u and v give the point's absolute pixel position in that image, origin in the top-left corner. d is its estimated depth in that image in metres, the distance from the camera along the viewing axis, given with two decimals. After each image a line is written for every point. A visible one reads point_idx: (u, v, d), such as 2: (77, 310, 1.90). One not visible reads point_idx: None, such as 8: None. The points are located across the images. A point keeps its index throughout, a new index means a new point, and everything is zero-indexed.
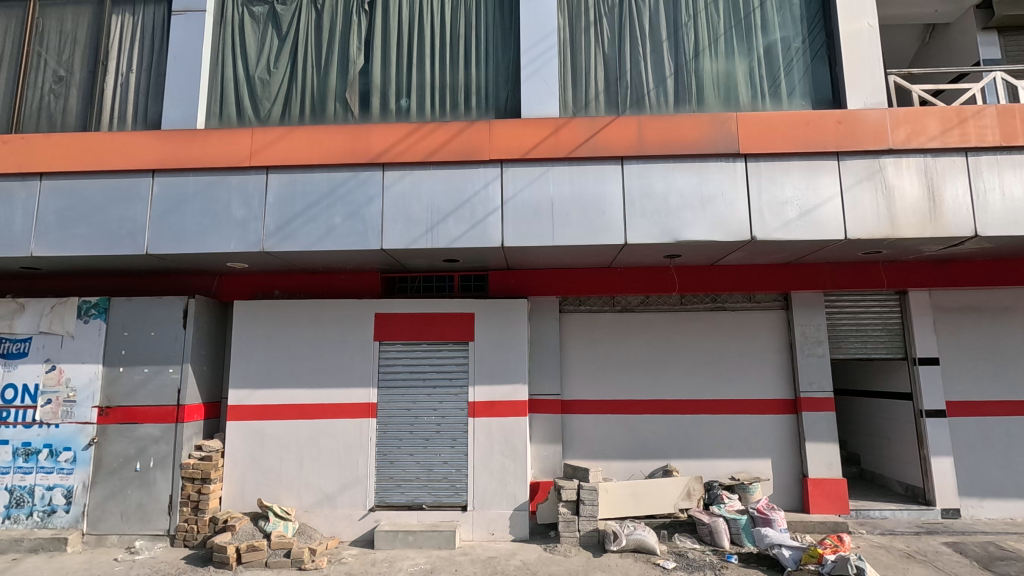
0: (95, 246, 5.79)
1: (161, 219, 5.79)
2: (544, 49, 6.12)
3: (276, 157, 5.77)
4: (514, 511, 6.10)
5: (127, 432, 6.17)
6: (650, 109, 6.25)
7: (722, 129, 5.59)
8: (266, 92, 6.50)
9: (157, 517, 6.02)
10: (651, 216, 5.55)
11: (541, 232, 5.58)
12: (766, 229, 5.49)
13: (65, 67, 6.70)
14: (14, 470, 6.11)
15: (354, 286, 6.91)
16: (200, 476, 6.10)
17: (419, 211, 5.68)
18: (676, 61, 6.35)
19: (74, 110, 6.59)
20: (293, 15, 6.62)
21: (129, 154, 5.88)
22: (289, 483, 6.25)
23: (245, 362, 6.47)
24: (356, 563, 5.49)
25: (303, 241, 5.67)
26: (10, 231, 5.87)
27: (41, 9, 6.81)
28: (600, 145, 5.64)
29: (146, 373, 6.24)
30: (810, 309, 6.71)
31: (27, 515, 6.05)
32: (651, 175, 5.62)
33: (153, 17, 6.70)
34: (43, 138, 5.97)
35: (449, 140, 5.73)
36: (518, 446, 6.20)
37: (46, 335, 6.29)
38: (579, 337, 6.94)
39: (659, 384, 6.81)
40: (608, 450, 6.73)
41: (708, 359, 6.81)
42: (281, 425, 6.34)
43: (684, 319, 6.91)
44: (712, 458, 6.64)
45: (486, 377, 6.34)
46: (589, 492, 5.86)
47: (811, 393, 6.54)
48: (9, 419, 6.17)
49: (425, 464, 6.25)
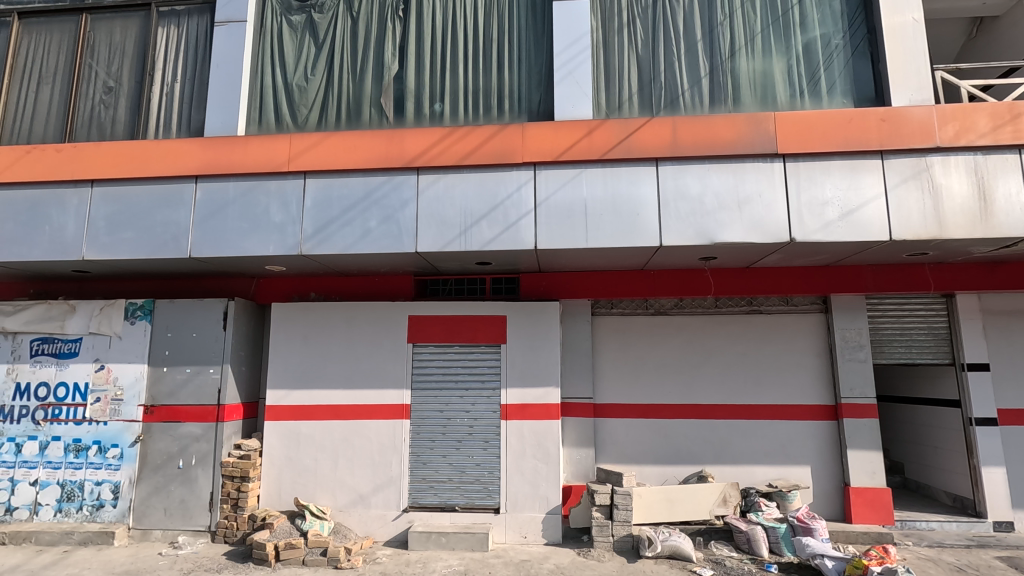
0: (142, 249, 6.00)
1: (204, 223, 5.96)
2: (577, 52, 6.11)
3: (313, 162, 5.90)
4: (547, 514, 6.08)
5: (170, 430, 6.36)
6: (685, 110, 6.18)
7: (759, 129, 5.49)
8: (303, 99, 6.64)
9: (198, 513, 6.19)
10: (686, 218, 5.48)
11: (574, 235, 5.56)
12: (806, 230, 5.36)
13: (114, 78, 6.97)
14: (65, 466, 6.35)
15: (387, 288, 7.00)
16: (240, 475, 6.23)
17: (452, 214, 5.72)
18: (711, 60, 6.27)
19: (122, 120, 6.84)
20: (329, 23, 6.76)
21: (174, 161, 6.07)
22: (324, 483, 6.35)
23: (282, 363, 6.61)
24: (390, 563, 5.54)
25: (339, 244, 5.76)
26: (62, 236, 6.12)
27: (91, 24, 7.11)
28: (635, 146, 5.61)
29: (188, 373, 6.43)
30: (851, 312, 6.52)
31: (77, 509, 6.29)
32: (687, 176, 5.55)
33: (197, 28, 6.92)
34: (94, 146, 6.22)
35: (483, 143, 5.76)
36: (551, 449, 6.18)
37: (95, 335, 6.54)
38: (612, 341, 6.89)
39: (694, 388, 6.70)
40: (641, 455, 6.65)
41: (744, 363, 6.68)
42: (317, 425, 6.46)
43: (718, 322, 6.80)
44: (748, 464, 6.51)
45: (518, 379, 6.34)
46: (623, 496, 5.80)
47: (852, 399, 6.35)
48: (60, 416, 6.42)
49: (457, 465, 6.28)
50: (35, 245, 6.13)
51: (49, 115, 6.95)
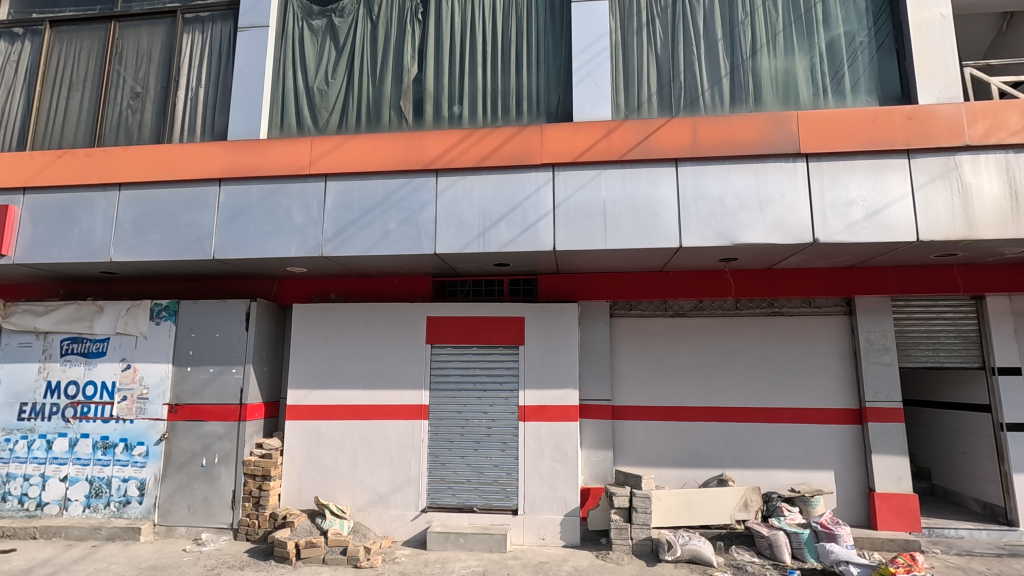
0: (167, 251, 6.12)
1: (227, 226, 6.07)
2: (596, 53, 6.09)
3: (334, 164, 5.96)
4: (565, 516, 6.06)
5: (194, 429, 6.47)
6: (705, 110, 6.12)
7: (781, 128, 5.42)
8: (324, 103, 6.72)
9: (221, 511, 6.30)
10: (706, 218, 5.43)
11: (592, 237, 5.55)
12: (829, 231, 5.27)
13: (141, 84, 7.13)
14: (93, 462, 6.50)
15: (406, 289, 7.04)
16: (261, 473, 6.32)
17: (471, 216, 5.74)
18: (732, 60, 6.20)
19: (148, 124, 6.99)
20: (349, 27, 6.83)
21: (198, 164, 6.19)
22: (344, 483, 6.41)
23: (303, 363, 6.69)
24: (409, 562, 5.57)
25: (359, 246, 5.82)
26: (91, 238, 6.27)
27: (120, 31, 7.29)
28: (654, 147, 5.57)
29: (211, 372, 6.55)
30: (876, 314, 6.38)
31: (104, 505, 6.43)
32: (707, 176, 5.50)
33: (221, 33, 7.05)
34: (122, 150, 6.37)
35: (501, 145, 5.77)
36: (569, 451, 6.16)
37: (122, 335, 6.69)
38: (630, 343, 6.84)
39: (714, 391, 6.63)
40: (660, 457, 6.59)
41: (765, 366, 6.59)
42: (337, 425, 6.52)
43: (739, 324, 6.71)
44: (770, 469, 6.41)
45: (536, 381, 6.34)
46: (642, 499, 5.76)
47: (877, 403, 6.22)
48: (89, 414, 6.57)
49: (475, 466, 6.30)
50: (66, 247, 6.29)
51: (78, 120, 7.12)
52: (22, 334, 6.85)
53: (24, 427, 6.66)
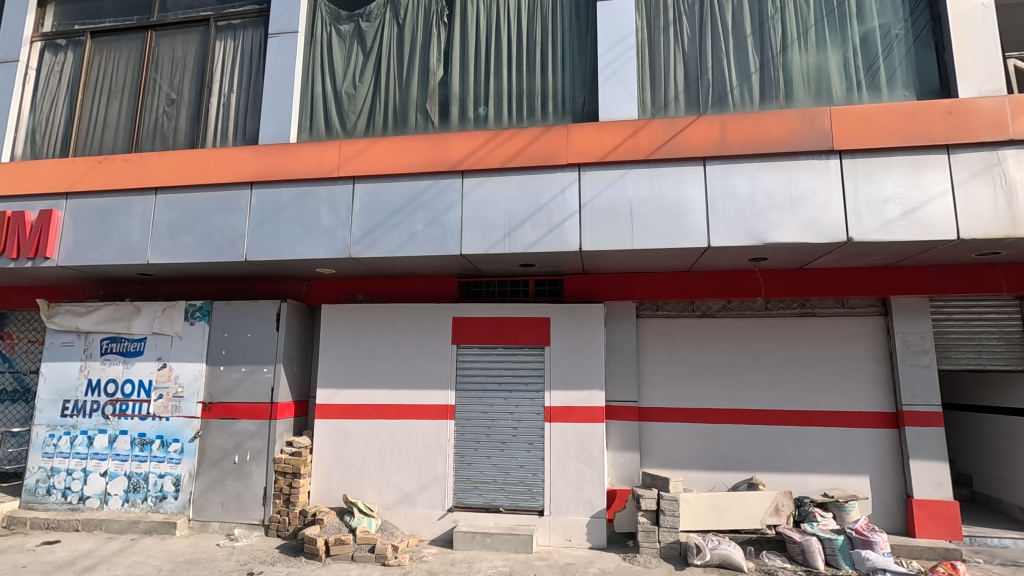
0: (201, 253, 6.28)
1: (259, 228, 6.19)
2: (622, 51, 6.05)
3: (361, 167, 6.04)
4: (591, 518, 6.03)
5: (226, 426, 6.63)
6: (734, 107, 6.02)
7: (813, 125, 5.31)
8: (352, 106, 6.81)
9: (253, 507, 6.44)
10: (735, 217, 5.33)
11: (619, 237, 5.50)
12: (863, 230, 5.13)
13: (176, 90, 7.34)
14: (131, 458, 6.70)
15: (432, 290, 7.10)
16: (291, 471, 6.44)
17: (497, 217, 5.75)
18: (762, 55, 6.09)
19: (183, 130, 7.19)
20: (376, 31, 6.92)
21: (231, 168, 6.35)
22: (371, 481, 6.49)
23: (332, 363, 6.79)
24: (436, 562, 5.60)
25: (386, 247, 5.89)
26: (129, 241, 6.47)
27: (156, 40, 7.52)
28: (681, 146, 5.50)
29: (243, 372, 6.70)
30: (913, 315, 6.19)
31: (142, 499, 6.62)
32: (736, 175, 5.41)
33: (252, 40, 7.21)
34: (158, 156, 6.56)
35: (527, 146, 5.78)
36: (595, 452, 6.13)
37: (158, 335, 6.89)
38: (657, 344, 6.77)
39: (743, 393, 6.51)
40: (688, 460, 6.51)
41: (797, 367, 6.45)
42: (364, 424, 6.60)
43: (769, 325, 6.59)
44: (802, 473, 6.28)
45: (562, 381, 6.32)
46: (669, 502, 5.70)
47: (915, 406, 6.03)
48: (127, 411, 6.78)
49: (502, 467, 6.31)
50: (105, 250, 6.50)
51: (117, 127, 7.36)
52: (65, 334, 7.11)
53: (67, 423, 6.90)
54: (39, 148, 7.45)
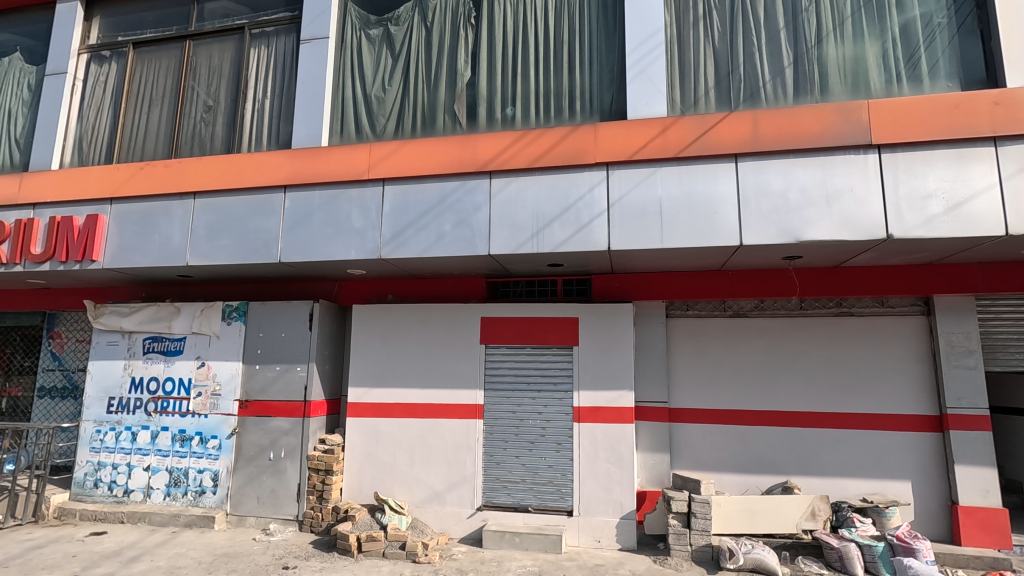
0: (237, 255, 6.46)
1: (292, 230, 6.34)
2: (651, 48, 5.98)
3: (391, 169, 6.13)
4: (621, 519, 5.98)
5: (262, 424, 6.80)
6: (767, 102, 5.90)
7: (849, 119, 5.16)
8: (381, 109, 6.91)
9: (287, 503, 6.58)
10: (769, 215, 5.22)
11: (648, 236, 5.45)
12: (904, 226, 4.95)
13: (213, 97, 7.57)
14: (172, 454, 6.94)
15: (460, 290, 7.15)
16: (324, 468, 6.55)
17: (525, 217, 5.75)
18: (796, 48, 5.95)
19: (219, 136, 7.40)
20: (405, 35, 7.01)
21: (266, 172, 6.52)
22: (402, 479, 6.57)
23: (362, 362, 6.91)
24: (465, 560, 5.65)
25: (416, 248, 5.95)
26: (169, 244, 6.70)
27: (194, 49, 7.77)
28: (712, 143, 5.42)
29: (278, 371, 6.86)
30: (958, 314, 5.95)
31: (182, 493, 6.85)
32: (769, 171, 5.29)
33: (285, 47, 7.38)
34: (196, 162, 6.78)
35: (554, 145, 5.77)
36: (625, 453, 6.08)
37: (197, 335, 7.12)
38: (687, 344, 6.68)
39: (777, 395, 6.37)
40: (719, 462, 6.41)
41: (833, 368, 6.28)
42: (395, 422, 6.69)
43: (804, 325, 6.43)
44: (839, 477, 6.11)
45: (591, 382, 6.28)
46: (701, 504, 5.62)
47: (960, 410, 5.80)
48: (168, 408, 7.02)
49: (530, 466, 6.31)
50: (147, 253, 6.75)
51: (158, 135, 7.63)
52: (110, 333, 7.40)
53: (112, 419, 7.19)
54: (85, 155, 7.77)
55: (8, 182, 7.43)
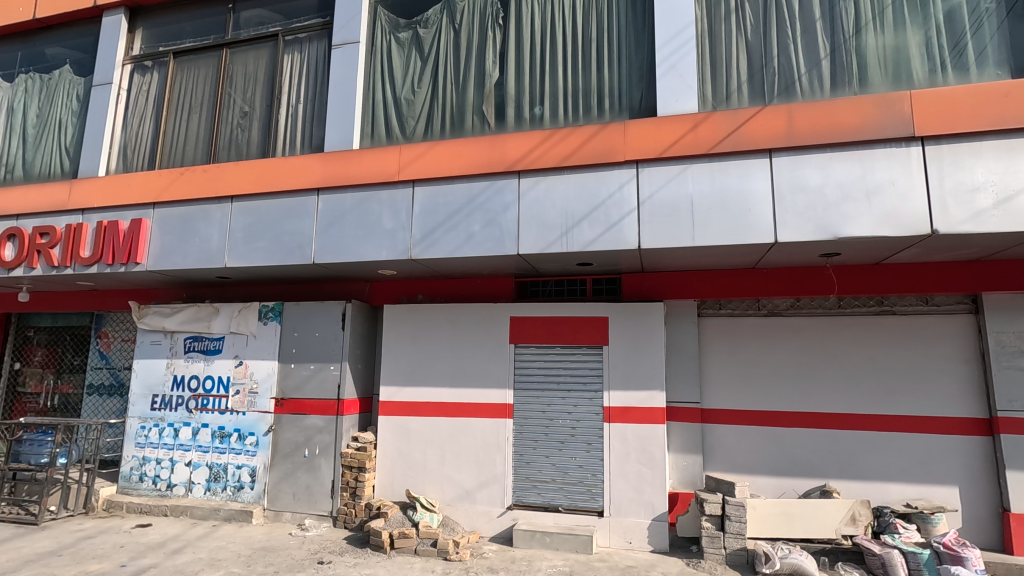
0: (273, 257, 6.62)
1: (325, 232, 6.47)
2: (681, 44, 5.90)
3: (421, 171, 6.20)
4: (653, 521, 5.92)
5: (297, 421, 6.96)
6: (802, 95, 5.75)
7: (890, 111, 4.99)
8: (411, 111, 7.00)
9: (322, 499, 6.73)
10: (805, 212, 5.08)
11: (679, 234, 5.37)
12: (950, 221, 4.75)
13: (249, 103, 7.78)
14: (212, 450, 7.16)
15: (489, 289, 7.18)
16: (357, 465, 6.70)
17: (554, 216, 5.74)
18: (833, 39, 5.78)
19: (255, 140, 7.60)
20: (433, 37, 7.07)
21: (299, 175, 6.67)
22: (433, 477, 6.64)
23: (394, 361, 7.00)
24: (496, 558, 5.67)
25: (445, 248, 6.00)
26: (208, 246, 6.92)
27: (231, 56, 8.00)
28: (744, 138, 5.31)
29: (312, 369, 7.01)
30: (1009, 313, 5.68)
31: (222, 488, 7.07)
32: (806, 167, 5.15)
33: (318, 52, 7.54)
34: (234, 167, 6.99)
35: (583, 144, 5.75)
36: (656, 454, 6.01)
37: (235, 335, 7.34)
38: (720, 344, 6.56)
39: (814, 396, 6.20)
40: (754, 465, 6.28)
41: (874, 369, 6.08)
42: (425, 421, 6.76)
43: (842, 324, 6.24)
44: (881, 481, 5.91)
45: (621, 382, 6.23)
46: (735, 507, 5.51)
47: (1011, 412, 5.54)
48: (209, 406, 7.26)
49: (561, 466, 6.30)
50: (187, 255, 6.98)
51: (197, 140, 7.88)
52: (154, 333, 7.69)
53: (156, 416, 7.46)
54: (129, 162, 8.09)
55: (59, 189, 7.77)
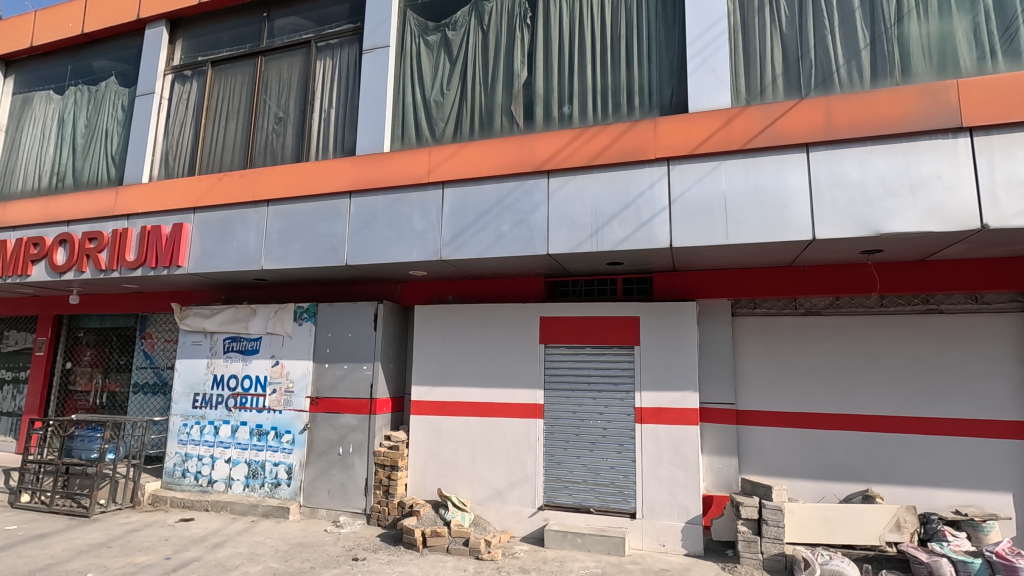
0: (307, 259, 6.77)
1: (357, 234, 6.58)
2: (712, 38, 5.78)
3: (450, 172, 6.25)
4: (687, 524, 5.83)
5: (331, 420, 7.10)
6: (840, 87, 5.57)
7: (935, 101, 4.79)
8: (440, 114, 7.06)
9: (355, 497, 6.84)
10: (845, 207, 4.92)
11: (712, 232, 5.27)
12: (1001, 215, 4.54)
13: (283, 109, 7.97)
14: (250, 447, 7.36)
15: (519, 289, 7.19)
16: (390, 464, 6.78)
17: (584, 215, 5.71)
18: (873, 28, 5.58)
19: (289, 145, 7.78)
20: (462, 39, 7.11)
21: (332, 179, 6.81)
22: (464, 476, 6.68)
23: (425, 362, 7.07)
24: (528, 558, 5.66)
25: (475, 249, 6.03)
26: (246, 249, 7.12)
27: (266, 64, 8.21)
28: (780, 133, 5.18)
29: (345, 369, 7.14)
30: None
31: (260, 485, 7.26)
32: (845, 161, 4.99)
33: (349, 57, 7.67)
34: (270, 171, 7.17)
35: (612, 143, 5.70)
36: (689, 456, 5.91)
37: (272, 335, 7.53)
38: (755, 343, 6.41)
39: (856, 398, 6.00)
40: (791, 468, 6.11)
41: (919, 370, 5.85)
42: (456, 421, 6.81)
43: (884, 324, 6.03)
44: (928, 486, 5.69)
45: (653, 382, 6.15)
46: (773, 512, 5.38)
47: None
48: (247, 404, 7.46)
49: (592, 467, 6.25)
50: (226, 258, 7.19)
51: (234, 146, 8.11)
52: (195, 334, 7.95)
53: (197, 414, 7.71)
54: (171, 168, 8.38)
55: (106, 196, 8.11)
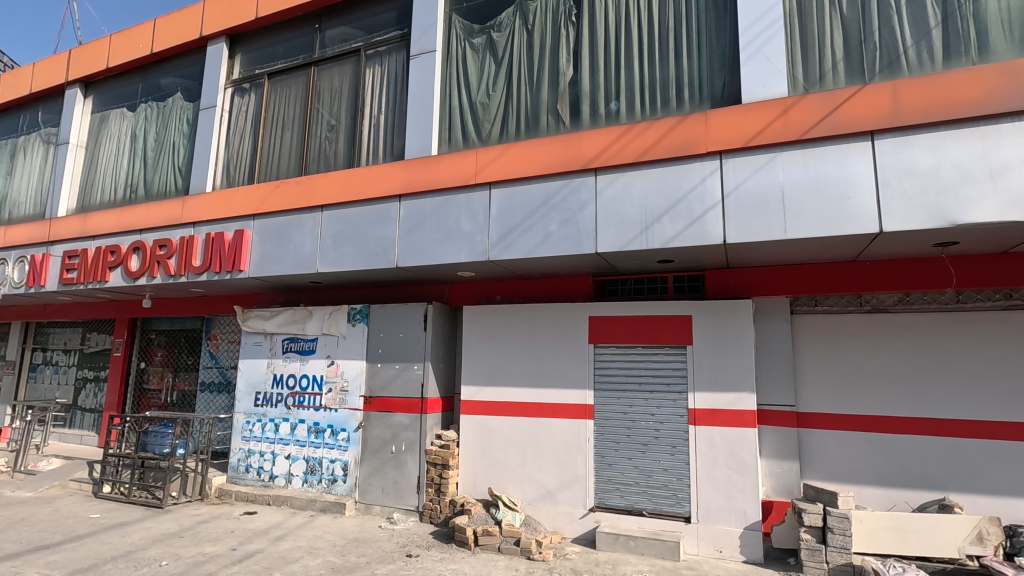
0: (360, 261, 6.95)
1: (407, 236, 6.70)
2: (767, 25, 5.56)
3: (497, 173, 6.28)
4: (745, 530, 5.62)
5: (384, 418, 7.26)
6: (909, 70, 5.25)
7: (1017, 80, 4.43)
8: (486, 115, 7.10)
9: (408, 495, 6.96)
10: (916, 198, 4.62)
11: (769, 227, 5.06)
12: None
13: (335, 117, 8.22)
14: (308, 444, 7.63)
15: (567, 289, 7.14)
16: (441, 462, 6.88)
17: (633, 212, 5.61)
18: (944, 6, 5.22)
19: (341, 152, 8.02)
20: (507, 39, 7.13)
21: (383, 183, 6.97)
22: (514, 476, 6.68)
23: (474, 362, 7.13)
24: (579, 560, 5.62)
25: (522, 249, 6.03)
26: (302, 253, 7.38)
27: (318, 74, 8.51)
28: (841, 121, 4.92)
29: (397, 369, 7.29)
30: None
31: (318, 480, 7.51)
32: (915, 148, 4.69)
33: (397, 63, 7.84)
34: (323, 177, 7.41)
35: (662, 138, 5.57)
36: (747, 459, 5.71)
37: (327, 336, 7.78)
38: (816, 343, 6.13)
39: (929, 400, 5.63)
40: (858, 473, 5.81)
41: (1001, 370, 5.43)
42: (506, 420, 6.83)
43: (961, 321, 5.63)
44: (1012, 496, 5.27)
45: (707, 383, 5.98)
46: (839, 520, 5.11)
47: None
48: (305, 402, 7.74)
49: (644, 469, 6.13)
50: (283, 261, 7.47)
51: (289, 154, 8.43)
52: (256, 335, 8.31)
53: (258, 411, 8.05)
54: (232, 177, 8.80)
55: (174, 205, 8.59)
